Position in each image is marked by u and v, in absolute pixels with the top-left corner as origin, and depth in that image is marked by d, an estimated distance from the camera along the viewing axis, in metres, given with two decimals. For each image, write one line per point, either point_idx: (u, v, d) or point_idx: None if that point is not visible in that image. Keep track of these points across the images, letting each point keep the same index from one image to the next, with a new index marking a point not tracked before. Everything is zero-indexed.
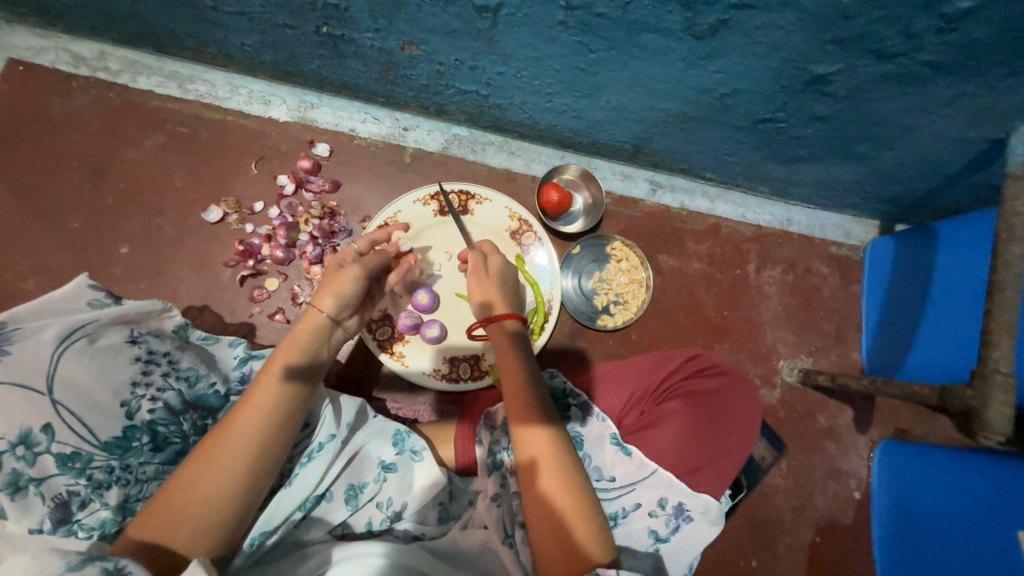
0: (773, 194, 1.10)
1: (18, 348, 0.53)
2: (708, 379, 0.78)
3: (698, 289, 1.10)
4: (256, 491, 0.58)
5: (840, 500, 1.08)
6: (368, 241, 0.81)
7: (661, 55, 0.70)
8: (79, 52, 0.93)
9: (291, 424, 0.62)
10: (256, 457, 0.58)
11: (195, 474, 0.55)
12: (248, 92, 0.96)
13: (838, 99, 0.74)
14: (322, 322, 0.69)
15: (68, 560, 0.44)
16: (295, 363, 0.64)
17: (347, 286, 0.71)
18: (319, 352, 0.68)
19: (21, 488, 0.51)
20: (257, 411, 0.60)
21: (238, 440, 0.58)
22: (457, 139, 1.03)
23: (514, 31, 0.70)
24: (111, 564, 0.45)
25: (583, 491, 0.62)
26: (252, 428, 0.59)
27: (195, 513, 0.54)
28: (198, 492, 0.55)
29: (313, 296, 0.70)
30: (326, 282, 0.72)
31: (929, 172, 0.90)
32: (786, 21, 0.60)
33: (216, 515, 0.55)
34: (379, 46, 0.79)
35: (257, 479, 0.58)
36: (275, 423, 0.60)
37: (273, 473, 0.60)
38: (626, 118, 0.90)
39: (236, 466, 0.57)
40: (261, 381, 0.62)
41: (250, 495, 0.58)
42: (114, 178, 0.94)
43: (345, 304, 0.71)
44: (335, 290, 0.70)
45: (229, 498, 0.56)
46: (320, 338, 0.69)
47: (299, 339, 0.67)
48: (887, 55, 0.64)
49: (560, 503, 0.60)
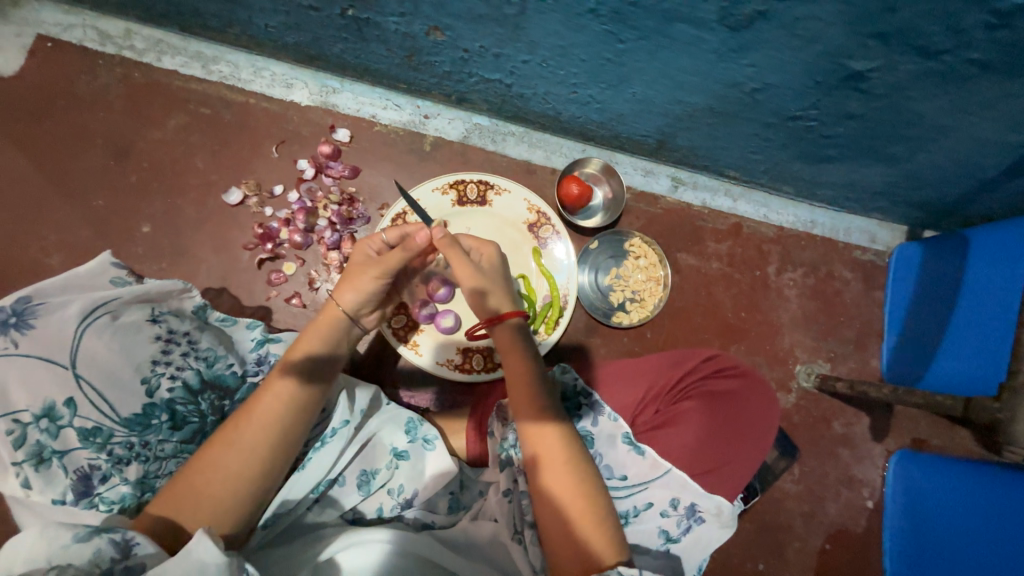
0: (799, 195, 1.08)
1: (42, 322, 0.55)
2: (727, 380, 0.76)
3: (716, 290, 1.08)
4: (274, 476, 0.59)
5: (852, 508, 1.06)
6: (398, 233, 0.75)
7: (691, 46, 0.68)
8: (106, 30, 0.93)
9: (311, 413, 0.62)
10: (274, 443, 0.59)
11: (215, 457, 0.56)
12: (271, 75, 0.96)
13: (874, 97, 0.71)
14: (342, 317, 0.69)
15: (78, 531, 0.45)
16: (313, 354, 0.64)
17: (368, 285, 0.70)
18: (339, 345, 0.68)
19: (45, 460, 0.53)
20: (279, 399, 0.60)
21: (258, 425, 0.58)
22: (478, 128, 1.02)
23: (541, 18, 0.69)
24: (118, 536, 0.46)
25: (599, 489, 0.61)
26: (270, 414, 0.59)
27: (214, 494, 0.55)
28: (218, 474, 0.55)
29: (334, 291, 0.70)
30: (348, 275, 0.71)
31: (964, 176, 0.87)
32: (825, 13, 0.58)
33: (235, 498, 0.56)
34: (404, 31, 0.78)
35: (273, 464, 0.58)
36: (295, 410, 0.60)
37: (290, 460, 0.61)
38: (651, 111, 0.88)
39: (255, 451, 0.57)
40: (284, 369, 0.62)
41: (267, 480, 0.58)
42: (138, 157, 0.94)
43: (366, 301, 0.70)
44: (355, 286, 0.70)
45: (249, 481, 0.57)
46: (342, 333, 0.68)
47: (320, 331, 0.67)
48: (930, 52, 0.61)
49: (573, 502, 0.59)
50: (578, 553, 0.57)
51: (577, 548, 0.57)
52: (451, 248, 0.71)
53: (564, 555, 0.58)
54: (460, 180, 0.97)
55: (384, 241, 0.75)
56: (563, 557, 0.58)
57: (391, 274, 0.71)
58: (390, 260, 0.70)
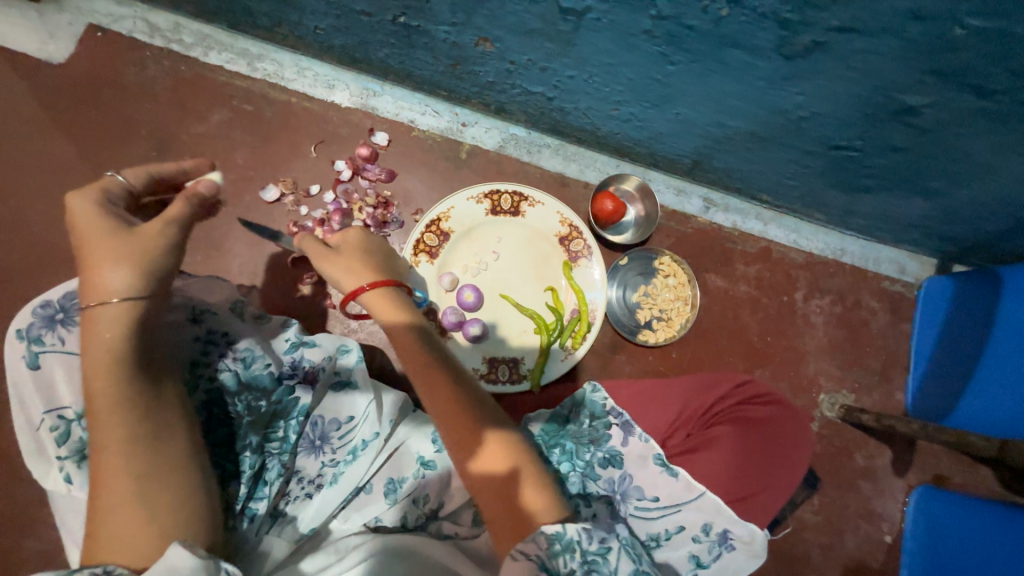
0: (831, 222, 1.07)
1: None
2: (760, 407, 0.75)
3: (743, 313, 1.08)
4: (167, 473, 0.52)
5: (871, 542, 1.05)
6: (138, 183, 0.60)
7: (744, 73, 0.68)
8: (155, 23, 0.94)
9: (171, 406, 0.55)
10: (134, 452, 0.51)
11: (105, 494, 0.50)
12: (314, 75, 0.97)
13: (924, 132, 0.71)
14: (122, 305, 0.52)
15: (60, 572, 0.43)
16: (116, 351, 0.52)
17: (148, 259, 0.54)
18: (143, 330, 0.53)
19: (87, 457, 0.53)
20: (110, 413, 0.51)
21: (113, 445, 0.51)
22: (514, 138, 1.02)
23: (593, 36, 0.69)
24: (99, 569, 0.43)
25: (511, 449, 0.57)
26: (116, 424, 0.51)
27: (115, 526, 0.49)
28: (109, 510, 0.49)
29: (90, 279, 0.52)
30: (102, 255, 0.52)
31: (1004, 215, 0.87)
32: (885, 47, 0.58)
33: (146, 525, 0.49)
34: (452, 40, 0.79)
35: (151, 460, 0.51)
36: (138, 409, 0.52)
37: (178, 449, 0.53)
38: (691, 132, 0.88)
39: (125, 469, 0.50)
40: (94, 375, 0.51)
41: (160, 476, 0.51)
42: (178, 150, 0.95)
43: (143, 280, 0.53)
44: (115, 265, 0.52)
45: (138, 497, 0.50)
46: (144, 321, 0.54)
47: (109, 342, 0.51)
48: (987, 92, 0.61)
49: (490, 477, 0.55)
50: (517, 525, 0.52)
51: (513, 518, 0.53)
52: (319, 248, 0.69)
53: (505, 533, 0.53)
54: (495, 190, 0.97)
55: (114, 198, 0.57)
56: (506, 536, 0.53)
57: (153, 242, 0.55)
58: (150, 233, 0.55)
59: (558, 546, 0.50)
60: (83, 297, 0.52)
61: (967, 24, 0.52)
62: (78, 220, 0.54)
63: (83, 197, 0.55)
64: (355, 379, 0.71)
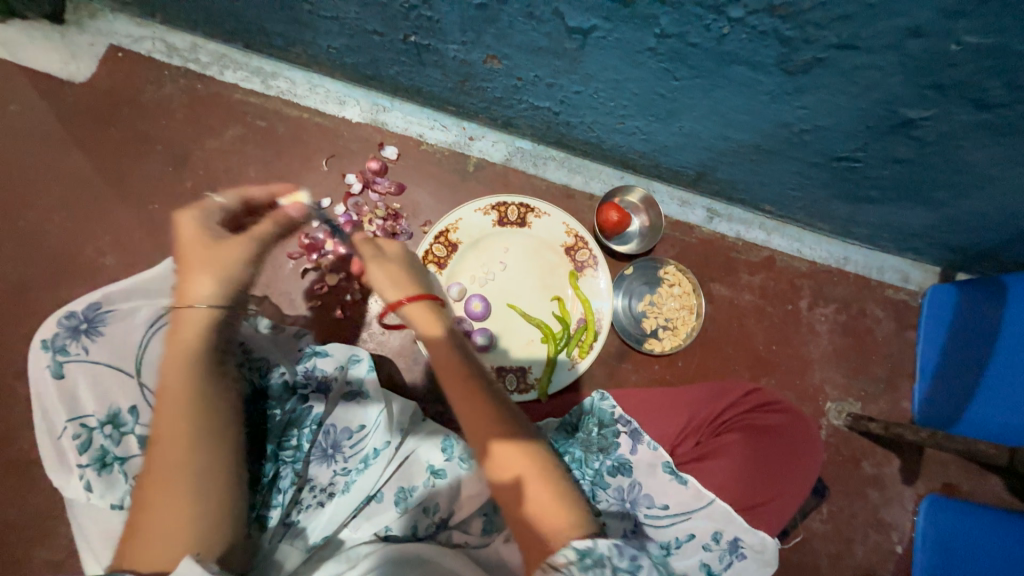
0: (833, 231, 1.09)
1: (111, 329, 0.58)
2: (769, 415, 0.75)
3: (748, 321, 1.08)
4: (216, 478, 0.52)
5: (881, 551, 1.04)
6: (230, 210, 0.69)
7: (747, 87, 0.70)
8: (173, 44, 0.97)
9: (228, 417, 0.56)
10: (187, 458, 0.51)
11: (150, 491, 0.50)
12: (326, 92, 1.00)
13: (924, 144, 0.73)
14: (205, 313, 0.57)
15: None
16: (196, 350, 0.56)
17: (232, 269, 0.61)
18: (219, 339, 0.58)
19: (107, 464, 0.55)
20: (174, 422, 0.52)
21: (170, 449, 0.51)
22: (520, 151, 1.05)
23: (601, 53, 0.71)
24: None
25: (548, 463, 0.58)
26: (177, 422, 0.52)
27: (153, 528, 0.48)
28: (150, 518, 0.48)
29: (183, 283, 0.59)
30: (196, 258, 0.60)
31: (1006, 224, 0.88)
32: (885, 63, 0.60)
33: (184, 529, 0.48)
34: (462, 58, 0.81)
35: (205, 465, 0.52)
36: (205, 411, 0.54)
37: (233, 456, 0.54)
38: (695, 145, 0.90)
39: (175, 469, 0.50)
40: (172, 373, 0.54)
41: (210, 480, 0.51)
42: (194, 164, 0.97)
43: (225, 286, 0.60)
44: (215, 271, 0.60)
45: (187, 505, 0.49)
46: (220, 328, 0.59)
47: (186, 343, 0.56)
48: (986, 105, 0.63)
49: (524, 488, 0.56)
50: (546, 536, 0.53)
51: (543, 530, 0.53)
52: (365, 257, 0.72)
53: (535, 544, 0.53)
54: (502, 201, 0.99)
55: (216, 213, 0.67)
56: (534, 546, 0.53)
57: (256, 255, 0.65)
58: (251, 240, 0.65)
59: (586, 561, 0.50)
60: (175, 300, 0.59)
61: (963, 40, 0.54)
62: (183, 234, 0.62)
63: (190, 214, 0.64)
64: (366, 389, 0.74)
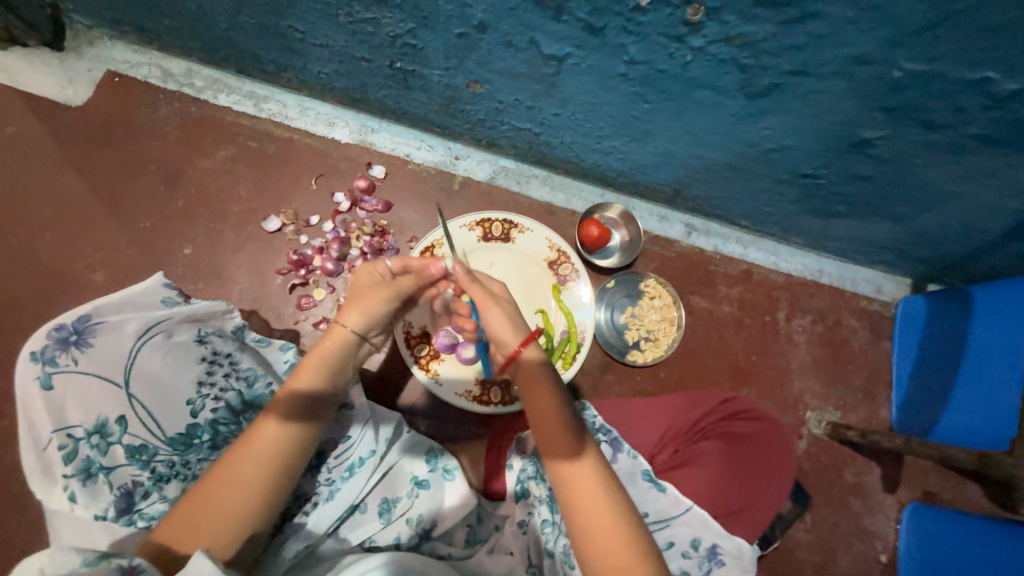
0: (807, 245, 1.13)
1: (101, 340, 0.59)
2: (745, 423, 0.78)
3: (727, 333, 1.11)
4: (282, 488, 0.61)
5: (865, 561, 1.05)
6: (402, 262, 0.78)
7: (714, 110, 0.75)
8: (169, 69, 1.01)
9: (314, 443, 0.64)
10: (274, 475, 0.60)
11: (222, 481, 0.58)
12: (316, 114, 1.03)
13: (882, 161, 0.77)
14: (348, 338, 0.71)
15: (87, 556, 0.48)
16: (318, 376, 0.66)
17: (376, 308, 0.74)
18: (344, 368, 0.70)
19: (92, 475, 0.55)
20: (279, 437, 0.61)
21: (261, 456, 0.59)
22: (504, 170, 1.08)
23: (577, 79, 0.76)
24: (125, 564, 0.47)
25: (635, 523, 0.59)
26: (280, 436, 0.61)
27: (217, 516, 0.56)
28: (219, 506, 0.57)
29: (341, 312, 0.73)
30: (356, 298, 0.74)
31: (967, 237, 0.92)
32: (837, 88, 0.64)
33: (238, 521, 0.58)
34: (446, 82, 0.86)
35: (280, 477, 0.60)
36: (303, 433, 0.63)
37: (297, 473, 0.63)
38: (670, 163, 0.94)
39: (259, 474, 0.59)
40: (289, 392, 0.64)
41: (276, 490, 0.60)
42: (185, 183, 1.00)
43: (371, 322, 0.74)
44: (363, 308, 0.73)
45: (250, 514, 0.58)
46: (347, 357, 0.70)
47: (327, 353, 0.69)
48: (934, 126, 0.67)
49: (605, 538, 0.58)
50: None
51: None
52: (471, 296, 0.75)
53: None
54: (486, 218, 1.02)
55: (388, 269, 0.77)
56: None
57: (399, 297, 0.77)
58: (402, 285, 0.77)
59: None
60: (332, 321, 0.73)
61: (904, 67, 0.59)
62: (358, 280, 0.76)
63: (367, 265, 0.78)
64: (351, 399, 0.73)
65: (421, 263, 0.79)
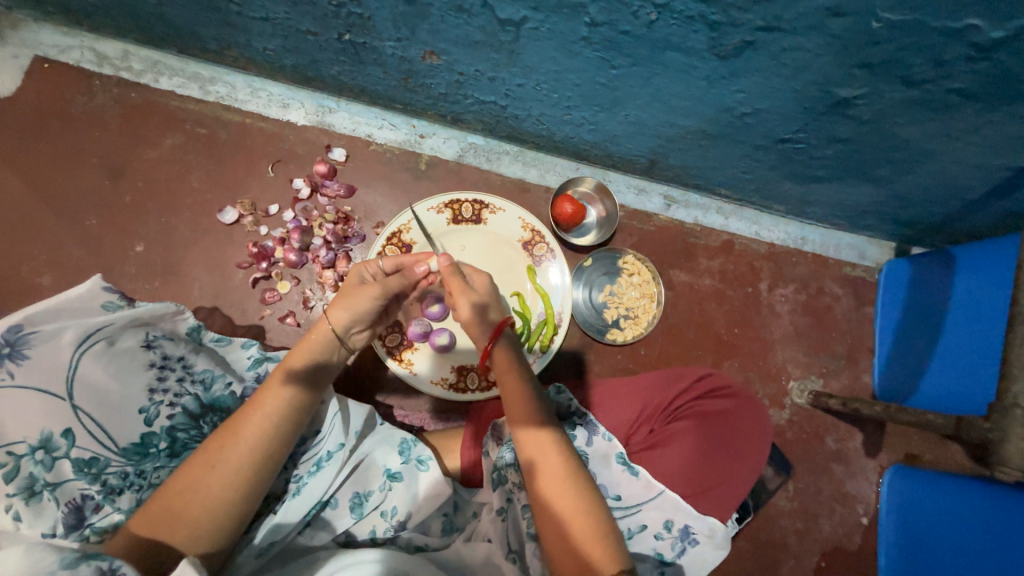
0: (789, 212, 1.09)
1: (37, 352, 0.55)
2: (719, 401, 0.77)
3: (709, 306, 1.09)
4: (260, 487, 0.60)
5: (847, 524, 1.06)
6: (394, 262, 0.77)
7: (683, 73, 0.70)
8: (103, 52, 0.94)
9: (293, 439, 0.63)
10: (255, 465, 0.59)
11: (197, 478, 0.56)
12: (268, 96, 0.97)
13: (861, 122, 0.73)
14: (333, 335, 0.70)
15: (64, 557, 0.45)
16: (302, 368, 0.66)
17: (364, 305, 0.71)
18: (328, 364, 0.69)
19: (36, 493, 0.53)
20: (260, 433, 0.60)
21: (239, 452, 0.58)
22: (473, 147, 1.03)
23: (537, 45, 0.70)
24: (105, 565, 0.46)
25: (602, 505, 0.61)
26: (259, 433, 0.60)
27: (191, 516, 0.55)
28: (198, 496, 0.56)
29: (329, 307, 0.71)
30: (345, 294, 0.73)
31: (951, 197, 0.89)
32: (812, 44, 0.60)
33: (211, 520, 0.56)
34: (400, 54, 0.80)
35: (259, 475, 0.59)
36: (283, 429, 0.62)
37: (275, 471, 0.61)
38: (643, 133, 0.89)
39: (236, 470, 0.58)
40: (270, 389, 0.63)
41: (254, 488, 0.59)
42: (133, 176, 0.95)
43: (359, 320, 0.71)
44: (350, 304, 0.71)
45: (229, 507, 0.57)
46: (331, 353, 0.69)
47: (312, 348, 0.68)
48: (913, 81, 0.63)
49: (574, 518, 0.59)
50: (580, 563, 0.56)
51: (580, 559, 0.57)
52: (453, 288, 0.73)
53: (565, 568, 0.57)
54: (455, 198, 0.97)
55: (380, 268, 0.77)
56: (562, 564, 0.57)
57: (387, 297, 0.73)
58: (388, 283, 0.73)
59: None
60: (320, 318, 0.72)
61: (882, 17, 0.54)
62: (351, 280, 0.76)
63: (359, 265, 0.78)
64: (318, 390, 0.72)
65: (412, 261, 0.77)
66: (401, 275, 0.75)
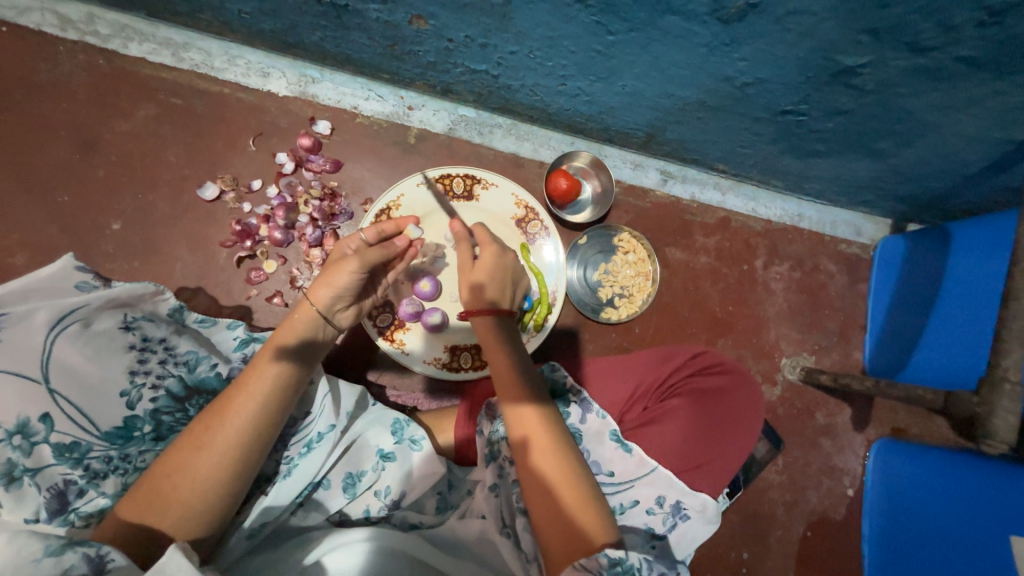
0: (786, 188, 1.07)
1: (9, 334, 0.53)
2: (713, 377, 0.77)
3: (704, 284, 1.08)
4: (249, 469, 0.58)
5: (833, 496, 1.09)
6: (375, 231, 0.76)
7: (683, 39, 0.66)
8: (66, 14, 0.88)
9: (280, 421, 0.61)
10: (244, 447, 0.58)
11: (184, 461, 0.55)
12: (246, 63, 0.92)
13: (864, 93, 0.71)
14: (319, 314, 0.68)
15: (50, 544, 0.44)
16: (287, 348, 0.64)
17: (343, 279, 0.69)
18: (315, 344, 0.67)
19: (16, 479, 0.51)
20: (246, 414, 0.58)
21: (225, 434, 0.57)
22: (464, 120, 0.99)
23: (529, 8, 0.66)
24: (93, 551, 0.45)
25: (591, 481, 0.61)
26: (246, 414, 0.58)
27: (181, 499, 0.54)
28: (186, 478, 0.55)
29: (310, 287, 0.69)
30: (324, 272, 0.70)
31: (952, 171, 0.87)
32: (820, 7, 0.56)
33: (199, 504, 0.55)
34: (386, 19, 0.75)
35: (248, 457, 0.58)
36: (270, 410, 0.60)
37: (265, 453, 0.60)
38: (641, 105, 0.86)
39: (223, 452, 0.56)
40: (256, 369, 0.61)
41: (244, 470, 0.58)
42: (105, 150, 0.90)
43: (340, 296, 0.69)
44: (330, 281, 0.69)
45: (218, 490, 0.56)
46: (316, 333, 0.67)
47: (296, 328, 0.66)
48: (920, 48, 0.60)
49: (567, 494, 0.58)
50: (572, 539, 0.56)
51: (569, 535, 0.56)
52: (443, 254, 0.77)
53: (557, 545, 0.56)
54: (446, 173, 0.94)
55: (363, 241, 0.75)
56: (554, 546, 0.56)
57: (367, 269, 0.71)
58: (367, 254, 0.70)
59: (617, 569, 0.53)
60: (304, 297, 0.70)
61: None
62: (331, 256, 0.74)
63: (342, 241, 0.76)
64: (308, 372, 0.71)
65: (393, 225, 0.78)
66: (381, 245, 0.73)
